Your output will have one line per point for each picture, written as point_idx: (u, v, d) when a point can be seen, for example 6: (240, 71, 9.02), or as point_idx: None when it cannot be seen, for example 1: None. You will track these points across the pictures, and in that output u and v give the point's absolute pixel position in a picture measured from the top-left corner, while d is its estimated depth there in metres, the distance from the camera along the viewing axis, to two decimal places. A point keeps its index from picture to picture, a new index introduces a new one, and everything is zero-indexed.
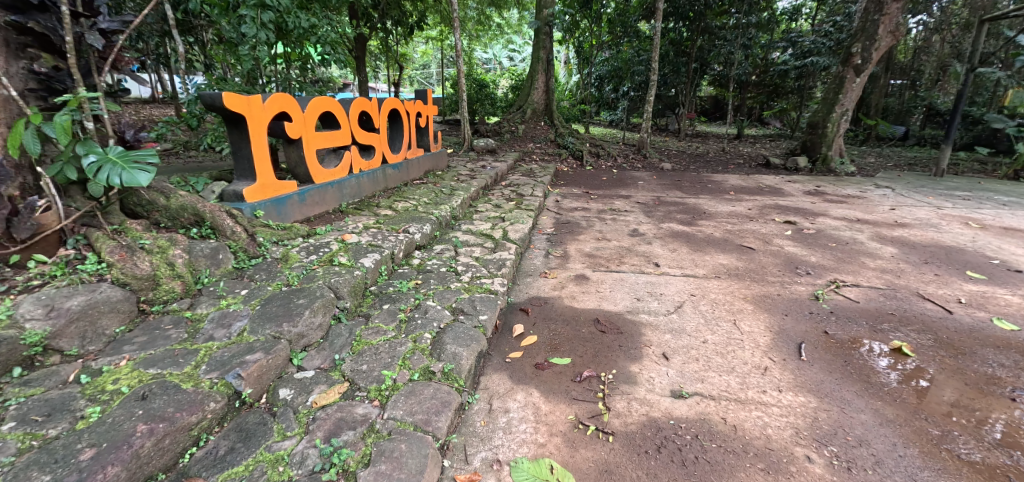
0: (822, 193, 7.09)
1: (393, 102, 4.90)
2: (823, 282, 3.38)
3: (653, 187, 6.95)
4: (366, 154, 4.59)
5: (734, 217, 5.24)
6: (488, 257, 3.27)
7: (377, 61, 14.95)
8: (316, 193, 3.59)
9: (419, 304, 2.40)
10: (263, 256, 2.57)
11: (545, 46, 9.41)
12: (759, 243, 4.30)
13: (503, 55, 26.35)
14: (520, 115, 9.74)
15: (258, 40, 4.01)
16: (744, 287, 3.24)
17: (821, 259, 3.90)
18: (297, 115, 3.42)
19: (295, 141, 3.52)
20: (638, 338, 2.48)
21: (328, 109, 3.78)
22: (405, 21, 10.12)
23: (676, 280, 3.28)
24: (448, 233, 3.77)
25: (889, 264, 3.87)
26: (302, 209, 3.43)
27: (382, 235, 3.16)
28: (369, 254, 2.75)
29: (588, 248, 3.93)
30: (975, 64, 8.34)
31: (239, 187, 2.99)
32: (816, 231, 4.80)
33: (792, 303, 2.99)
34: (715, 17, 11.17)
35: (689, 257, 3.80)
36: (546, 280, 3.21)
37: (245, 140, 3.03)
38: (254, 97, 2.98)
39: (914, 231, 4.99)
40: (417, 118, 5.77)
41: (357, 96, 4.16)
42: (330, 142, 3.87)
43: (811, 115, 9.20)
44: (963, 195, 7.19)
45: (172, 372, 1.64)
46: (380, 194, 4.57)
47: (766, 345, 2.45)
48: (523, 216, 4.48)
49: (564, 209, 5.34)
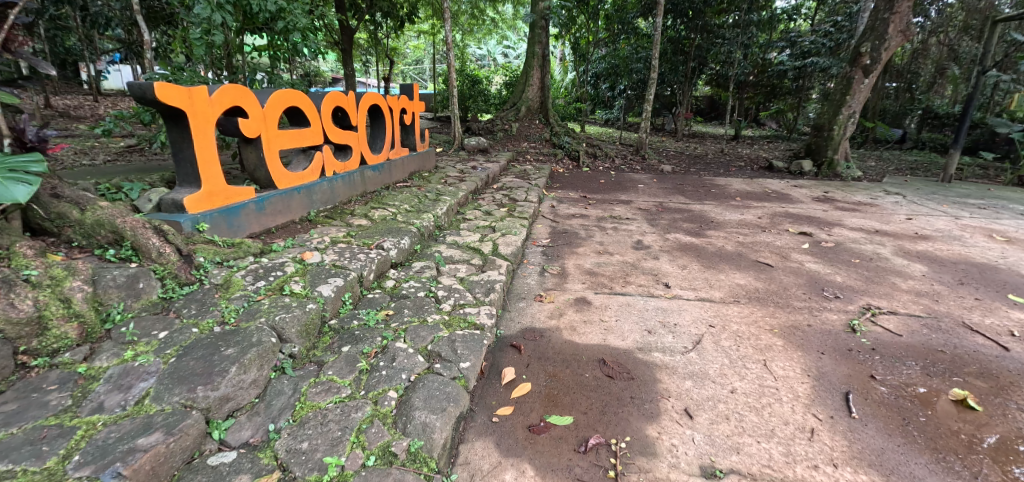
0: (831, 199, 6.73)
1: (374, 96, 4.43)
2: (857, 309, 3.00)
3: (655, 191, 6.54)
4: (342, 155, 4.13)
5: (744, 227, 4.84)
6: (474, 278, 2.81)
7: (366, 55, 14.45)
8: (277, 201, 3.12)
9: (387, 346, 1.95)
10: (199, 283, 2.11)
11: (541, 41, 8.96)
12: (776, 258, 3.89)
13: (498, 51, 25.95)
14: (513, 113, 9.29)
15: (210, 23, 3.51)
16: (768, 315, 2.82)
17: (847, 279, 3.50)
18: (254, 111, 2.95)
19: (254, 141, 3.05)
20: (654, 386, 2.05)
21: (294, 103, 3.31)
22: (395, 13, 9.69)
23: (691, 306, 2.86)
24: (431, 247, 3.32)
25: (922, 285, 3.49)
26: (261, 219, 2.97)
27: (351, 252, 2.71)
28: (331, 279, 2.28)
29: (589, 264, 3.49)
30: (987, 67, 8.01)
31: (178, 196, 2.53)
32: (835, 244, 4.41)
33: (825, 338, 2.59)
34: (715, 15, 10.80)
35: (702, 276, 3.38)
36: (541, 306, 2.77)
37: (187, 140, 2.57)
38: (198, 89, 2.52)
39: (939, 245, 4.62)
40: (402, 115, 5.28)
41: (331, 90, 3.70)
42: (296, 141, 3.39)
43: (816, 116, 8.83)
44: (976, 203, 6.87)
45: (26, 471, 1.21)
46: (356, 199, 4.11)
47: (807, 397, 2.06)
48: (515, 226, 4.03)
49: (560, 217, 4.90)
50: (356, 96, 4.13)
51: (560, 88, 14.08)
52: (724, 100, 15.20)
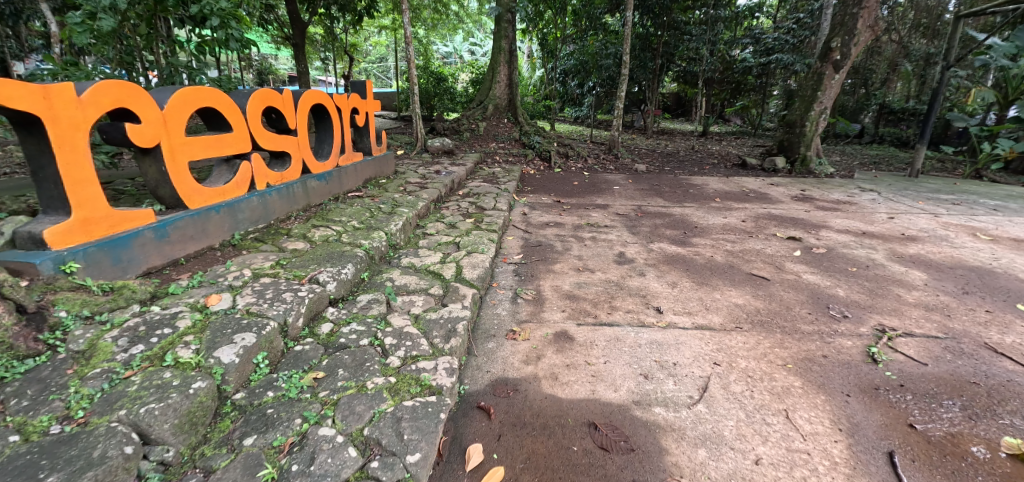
0: (810, 198, 6.51)
1: (318, 94, 3.89)
2: (871, 332, 2.62)
3: (631, 193, 6.17)
4: (279, 164, 3.57)
5: (729, 233, 4.49)
6: (432, 315, 2.31)
7: (324, 52, 13.70)
8: (186, 225, 2.59)
9: (307, 432, 1.50)
10: (50, 353, 1.61)
11: (507, 36, 8.47)
12: (771, 270, 3.53)
13: (465, 48, 25.37)
14: (480, 112, 8.80)
15: (93, 7, 3.00)
16: (777, 346, 2.42)
17: (850, 293, 3.14)
18: (149, 114, 2.42)
19: (153, 150, 2.50)
20: (660, 461, 1.65)
21: (204, 104, 2.74)
22: (352, 7, 9.08)
23: (690, 338, 2.44)
24: (382, 273, 2.80)
25: (928, 296, 3.17)
26: (162, 249, 2.46)
27: (275, 291, 2.18)
28: (237, 338, 1.77)
29: (568, 286, 3.03)
30: (952, 63, 7.91)
31: (36, 228, 2.00)
32: (827, 249, 4.10)
33: (846, 374, 2.21)
34: (681, 11, 10.60)
35: (695, 296, 2.97)
36: (514, 346, 2.31)
37: (46, 152, 2.02)
38: (58, 89, 1.99)
39: (929, 247, 4.36)
40: (354, 115, 4.72)
41: (259, 88, 3.16)
42: (214, 150, 2.83)
43: (787, 113, 8.66)
44: (949, 199, 6.78)
45: None
46: (297, 215, 3.55)
47: (848, 465, 1.68)
48: (483, 242, 3.54)
49: (533, 226, 4.45)
50: (293, 95, 3.57)
51: (529, 86, 13.67)
52: (691, 96, 15.11)
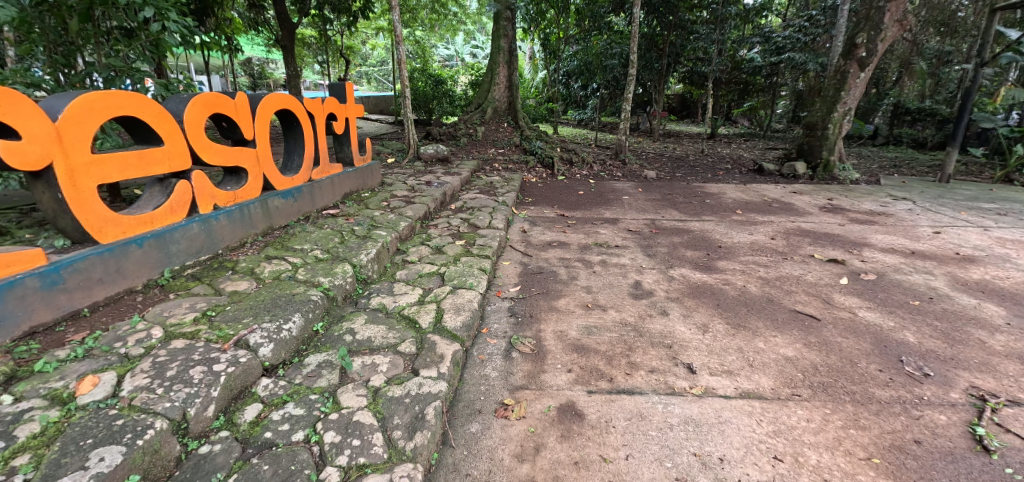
0: (840, 208, 5.91)
1: (282, 98, 3.31)
2: (967, 400, 2.04)
3: (642, 205, 5.59)
4: (233, 180, 3.00)
5: (760, 253, 3.90)
6: (394, 392, 1.74)
7: (319, 55, 13.19)
8: (92, 266, 2.05)
9: None
10: None
11: (506, 34, 7.93)
12: (818, 304, 2.95)
13: (467, 53, 25.10)
14: (478, 115, 8.22)
15: None
16: (852, 426, 1.85)
17: (923, 339, 2.55)
18: (37, 129, 1.88)
19: (44, 174, 1.96)
20: None
21: (123, 115, 2.19)
22: (346, 8, 8.65)
23: (736, 414, 1.87)
24: (342, 322, 2.23)
25: (1018, 342, 2.57)
26: (52, 299, 1.92)
27: (182, 362, 1.64)
28: (98, 455, 1.27)
29: (576, 332, 2.46)
30: (986, 60, 7.23)
31: None
32: (877, 275, 3.51)
33: (953, 476, 1.66)
34: (688, 10, 10.04)
35: (733, 346, 2.39)
36: (505, 430, 1.74)
37: None
38: None
39: (993, 271, 3.75)
40: (331, 121, 4.16)
41: (201, 91, 2.59)
42: (139, 170, 2.28)
43: (807, 114, 8.05)
44: (993, 209, 6.13)
45: None
46: (253, 242, 2.98)
47: None
48: (472, 272, 2.97)
49: (533, 246, 3.89)
50: (248, 99, 3.00)
51: (531, 88, 13.15)
52: (698, 98, 14.52)
